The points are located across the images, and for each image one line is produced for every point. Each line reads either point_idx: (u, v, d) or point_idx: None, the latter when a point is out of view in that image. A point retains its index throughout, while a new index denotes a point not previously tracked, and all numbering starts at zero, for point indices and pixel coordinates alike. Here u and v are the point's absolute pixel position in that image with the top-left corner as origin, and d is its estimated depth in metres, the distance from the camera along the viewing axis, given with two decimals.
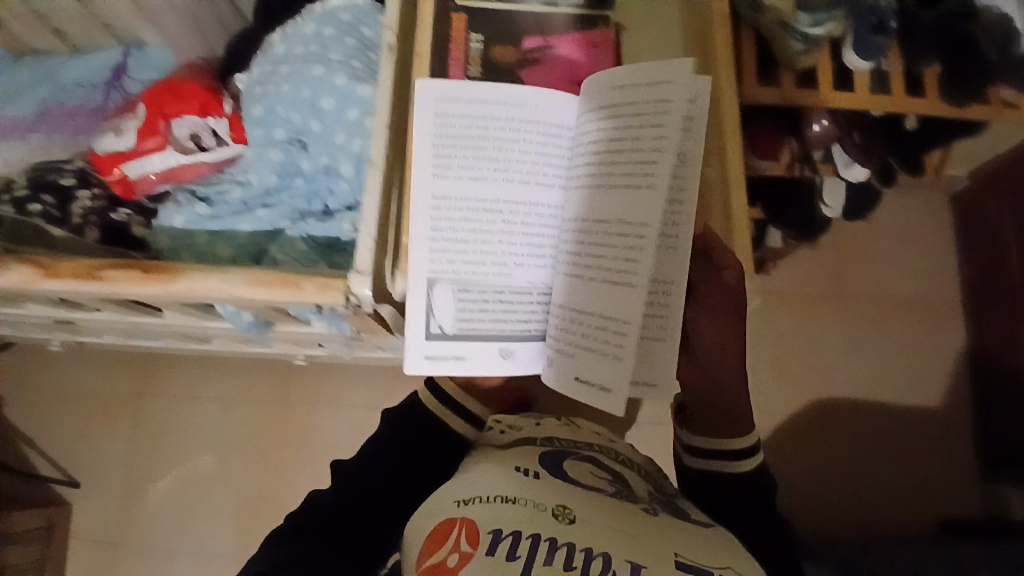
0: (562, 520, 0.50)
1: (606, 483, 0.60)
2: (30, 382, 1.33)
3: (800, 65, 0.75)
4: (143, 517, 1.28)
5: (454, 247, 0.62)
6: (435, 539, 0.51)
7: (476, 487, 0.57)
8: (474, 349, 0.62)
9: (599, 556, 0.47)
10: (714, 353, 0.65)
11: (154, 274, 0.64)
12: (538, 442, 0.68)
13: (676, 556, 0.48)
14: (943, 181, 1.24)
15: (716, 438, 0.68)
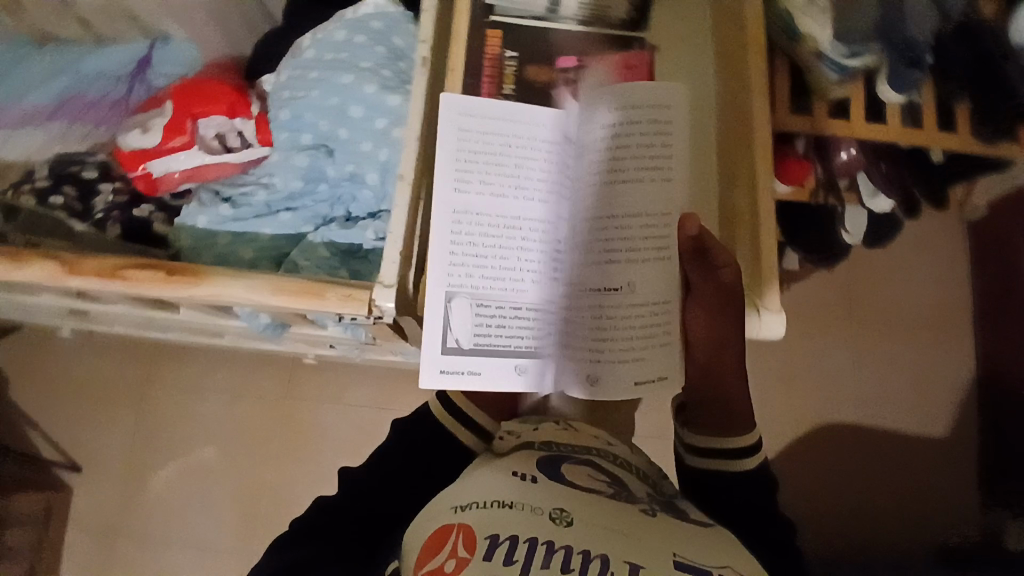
0: (558, 523, 0.45)
1: (607, 486, 0.53)
2: (35, 366, 1.33)
3: (832, 94, 0.77)
4: (143, 505, 1.28)
5: (471, 259, 0.60)
6: (428, 548, 0.45)
7: (468, 491, 0.51)
8: (490, 365, 0.60)
9: (598, 558, 0.41)
10: (711, 347, 0.59)
11: (176, 276, 0.65)
12: (536, 447, 0.60)
13: (674, 556, 0.42)
14: (962, 208, 1.23)
15: (718, 436, 0.62)
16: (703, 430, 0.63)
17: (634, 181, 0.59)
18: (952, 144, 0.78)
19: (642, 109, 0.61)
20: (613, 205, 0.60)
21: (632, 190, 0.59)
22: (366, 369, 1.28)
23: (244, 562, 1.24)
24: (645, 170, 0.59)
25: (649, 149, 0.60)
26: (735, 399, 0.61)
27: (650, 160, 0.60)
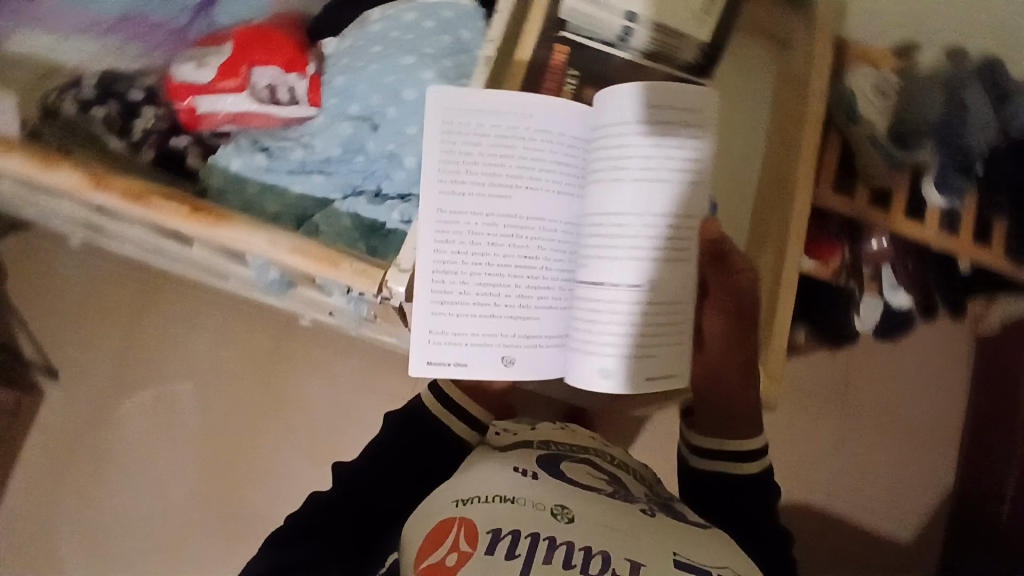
0: (561, 519, 0.52)
1: (604, 484, 0.62)
2: (36, 265, 1.33)
3: (877, 181, 0.77)
4: (109, 424, 1.28)
5: (459, 253, 0.60)
6: (432, 538, 0.51)
7: (474, 487, 0.58)
8: (475, 355, 0.61)
9: (598, 554, 0.49)
10: (721, 345, 0.64)
11: (199, 214, 0.65)
12: (535, 445, 0.70)
13: (674, 555, 0.50)
14: (976, 321, 1.21)
15: (725, 435, 0.68)
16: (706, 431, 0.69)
17: (652, 179, 0.54)
18: (983, 258, 0.78)
19: (664, 99, 0.54)
20: (628, 203, 0.55)
21: (648, 189, 0.54)
22: (355, 343, 1.27)
23: (197, 505, 1.24)
24: (669, 167, 0.54)
25: (668, 144, 0.54)
26: (740, 396, 0.66)
27: (667, 157, 0.54)
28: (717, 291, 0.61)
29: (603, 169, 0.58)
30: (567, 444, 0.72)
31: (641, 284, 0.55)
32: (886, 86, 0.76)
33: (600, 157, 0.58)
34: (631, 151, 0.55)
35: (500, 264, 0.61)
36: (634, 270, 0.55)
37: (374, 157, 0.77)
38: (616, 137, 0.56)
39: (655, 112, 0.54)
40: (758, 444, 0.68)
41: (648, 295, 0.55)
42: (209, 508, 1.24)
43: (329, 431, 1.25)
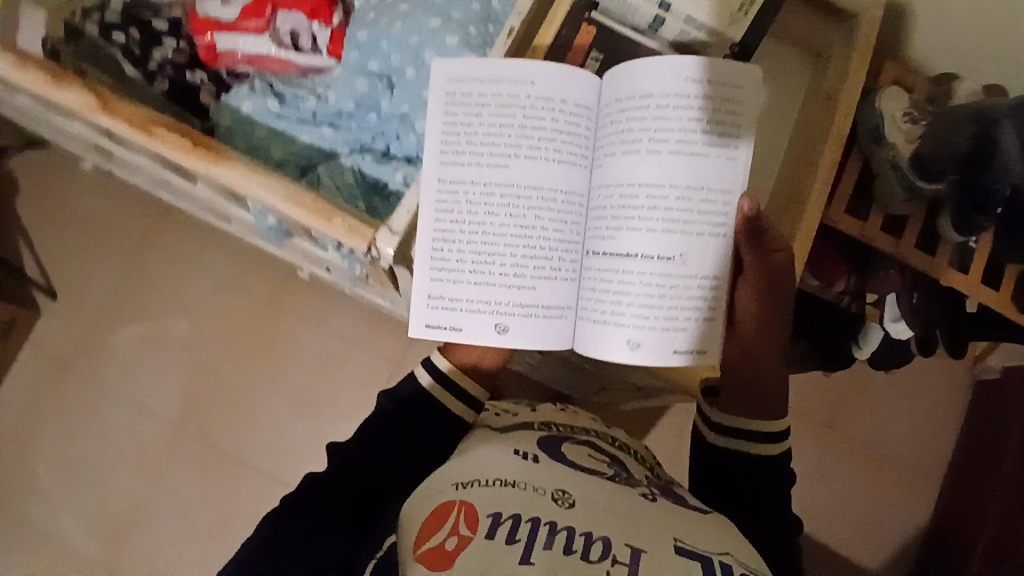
0: (561, 505, 0.51)
1: (606, 468, 0.62)
2: (46, 185, 1.33)
3: (893, 209, 0.77)
4: (101, 351, 1.29)
5: (460, 219, 0.62)
6: (433, 525, 0.50)
7: (474, 469, 0.57)
8: (473, 321, 0.62)
9: (599, 540, 0.47)
10: (757, 329, 0.66)
11: (200, 149, 0.65)
12: (536, 427, 0.70)
13: (674, 540, 0.49)
14: (976, 365, 1.20)
15: (748, 416, 0.67)
16: (728, 409, 0.68)
17: (682, 157, 0.58)
18: (987, 299, 0.77)
19: (698, 80, 0.58)
20: (657, 178, 0.59)
21: (681, 164, 0.58)
22: (352, 302, 1.27)
23: (179, 441, 1.25)
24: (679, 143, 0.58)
25: (698, 122, 0.58)
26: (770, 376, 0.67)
27: (700, 135, 0.58)
28: (756, 274, 0.63)
29: (621, 142, 0.60)
30: (568, 426, 0.71)
31: (676, 255, 0.59)
32: (917, 114, 0.74)
33: (616, 132, 0.61)
34: (662, 127, 0.59)
35: (500, 232, 0.61)
36: (669, 243, 0.59)
37: (386, 116, 0.76)
38: (638, 113, 0.59)
39: (682, 91, 0.58)
40: (779, 424, 0.67)
41: (681, 266, 0.59)
42: (188, 446, 1.25)
43: (317, 386, 1.25)
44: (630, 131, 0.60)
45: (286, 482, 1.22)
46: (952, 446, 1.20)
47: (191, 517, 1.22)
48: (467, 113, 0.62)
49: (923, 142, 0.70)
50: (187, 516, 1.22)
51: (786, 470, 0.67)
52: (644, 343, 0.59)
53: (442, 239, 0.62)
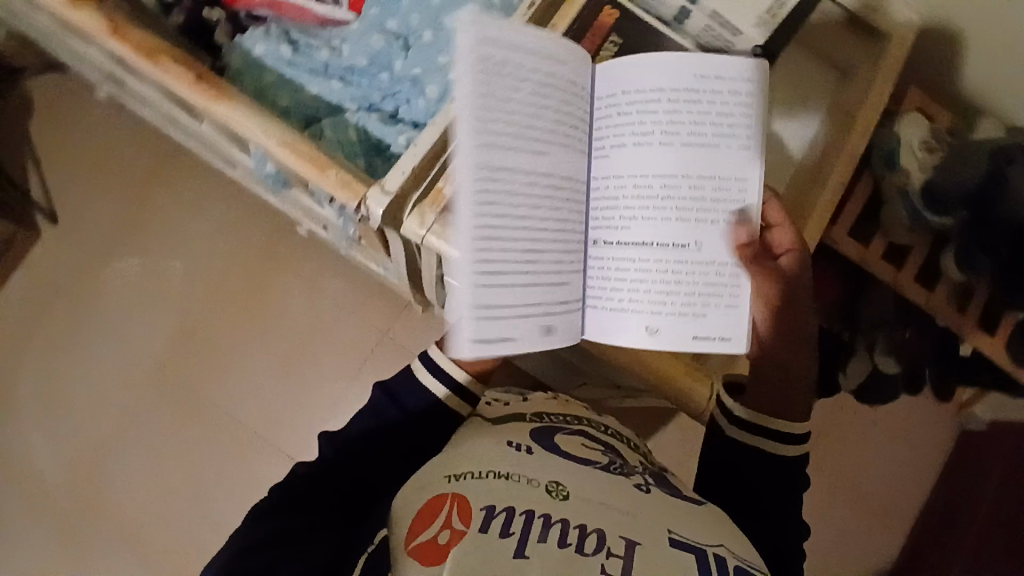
0: (555, 497, 0.49)
1: (599, 456, 0.59)
2: (60, 108, 1.32)
3: (895, 238, 0.76)
4: (93, 281, 1.27)
5: (502, 211, 0.53)
6: (423, 517, 0.48)
7: (469, 460, 0.54)
8: (522, 328, 0.55)
9: (593, 532, 0.46)
10: (783, 331, 0.60)
11: (204, 84, 0.65)
12: (527, 418, 0.65)
13: (669, 533, 0.48)
14: (961, 411, 1.19)
15: (769, 415, 0.62)
16: (747, 405, 0.62)
17: (692, 148, 0.55)
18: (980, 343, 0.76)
19: (706, 75, 0.55)
20: (669, 168, 0.55)
21: (692, 156, 0.55)
22: (348, 265, 1.27)
23: (159, 382, 1.24)
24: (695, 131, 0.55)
25: (712, 114, 0.55)
26: (788, 381, 0.62)
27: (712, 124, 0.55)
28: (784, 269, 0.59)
29: (630, 136, 0.56)
30: (561, 415, 0.67)
31: (690, 241, 0.56)
32: (934, 143, 0.73)
33: (625, 126, 0.57)
34: (674, 121, 0.55)
35: (540, 228, 0.55)
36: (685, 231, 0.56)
37: (398, 77, 0.76)
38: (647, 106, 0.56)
39: (690, 86, 0.55)
40: (799, 426, 0.62)
41: (697, 253, 0.55)
42: (167, 387, 1.24)
43: (304, 344, 1.25)
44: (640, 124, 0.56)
45: (263, 436, 1.21)
46: (927, 490, 1.19)
47: (163, 459, 1.21)
48: (498, 86, 0.53)
49: (935, 174, 0.70)
50: (160, 457, 1.21)
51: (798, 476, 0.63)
52: (662, 328, 0.56)
53: (487, 237, 0.53)
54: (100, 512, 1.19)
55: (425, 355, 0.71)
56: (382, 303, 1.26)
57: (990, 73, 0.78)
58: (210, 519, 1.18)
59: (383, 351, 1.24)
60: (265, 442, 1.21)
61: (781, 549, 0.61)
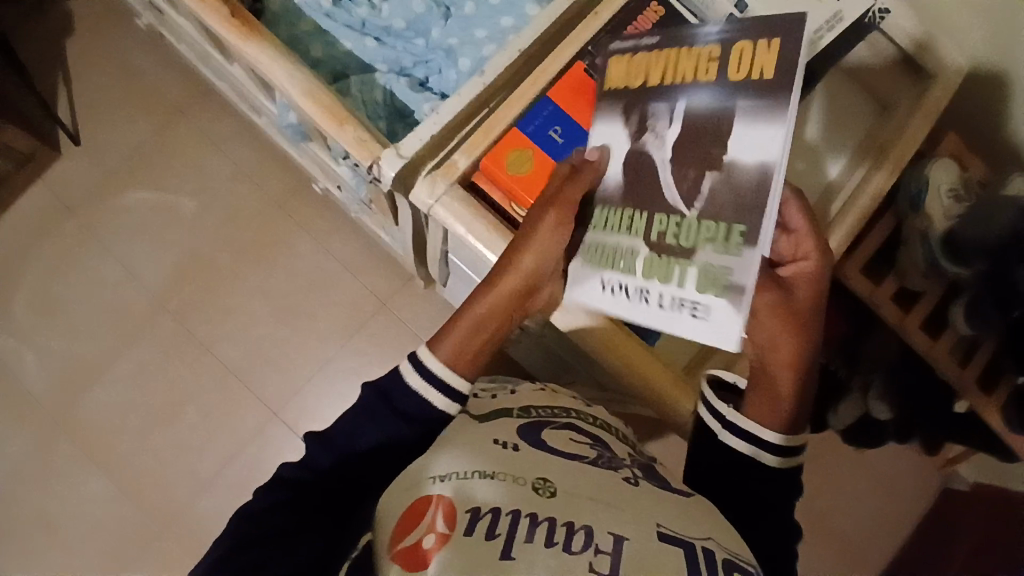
0: (541, 494, 0.49)
1: (588, 450, 0.57)
2: (99, 32, 1.32)
3: (908, 281, 0.76)
4: (106, 207, 1.27)
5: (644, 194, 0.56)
6: (405, 521, 0.47)
7: (449, 454, 0.52)
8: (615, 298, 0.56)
9: (581, 528, 0.46)
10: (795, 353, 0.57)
11: (237, 21, 0.64)
12: (514, 414, 0.61)
13: (657, 527, 0.48)
14: (945, 468, 1.18)
15: (761, 428, 0.57)
16: (742, 414, 0.58)
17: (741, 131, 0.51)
18: (977, 403, 0.75)
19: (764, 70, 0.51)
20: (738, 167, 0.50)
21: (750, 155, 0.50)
22: (358, 230, 1.26)
23: (156, 316, 1.24)
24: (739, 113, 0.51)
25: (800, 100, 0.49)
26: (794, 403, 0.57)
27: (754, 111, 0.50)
28: (801, 288, 0.56)
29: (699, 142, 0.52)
30: (547, 408, 0.64)
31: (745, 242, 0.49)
32: (962, 193, 0.72)
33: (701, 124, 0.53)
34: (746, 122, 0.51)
35: None
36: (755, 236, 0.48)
37: (433, 45, 0.77)
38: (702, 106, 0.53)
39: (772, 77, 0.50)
40: (796, 438, 0.57)
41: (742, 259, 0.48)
42: (163, 323, 1.24)
43: (303, 299, 1.25)
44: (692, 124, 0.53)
45: (250, 385, 1.22)
46: (900, 542, 1.18)
47: (148, 392, 1.21)
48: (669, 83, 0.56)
49: (959, 223, 0.69)
50: (145, 390, 1.21)
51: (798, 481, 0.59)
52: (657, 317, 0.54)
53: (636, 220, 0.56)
54: (80, 435, 1.20)
55: (411, 355, 0.58)
56: (386, 272, 1.26)
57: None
58: (186, 459, 1.19)
59: (379, 318, 1.24)
60: (250, 391, 1.22)
61: (776, 556, 0.56)
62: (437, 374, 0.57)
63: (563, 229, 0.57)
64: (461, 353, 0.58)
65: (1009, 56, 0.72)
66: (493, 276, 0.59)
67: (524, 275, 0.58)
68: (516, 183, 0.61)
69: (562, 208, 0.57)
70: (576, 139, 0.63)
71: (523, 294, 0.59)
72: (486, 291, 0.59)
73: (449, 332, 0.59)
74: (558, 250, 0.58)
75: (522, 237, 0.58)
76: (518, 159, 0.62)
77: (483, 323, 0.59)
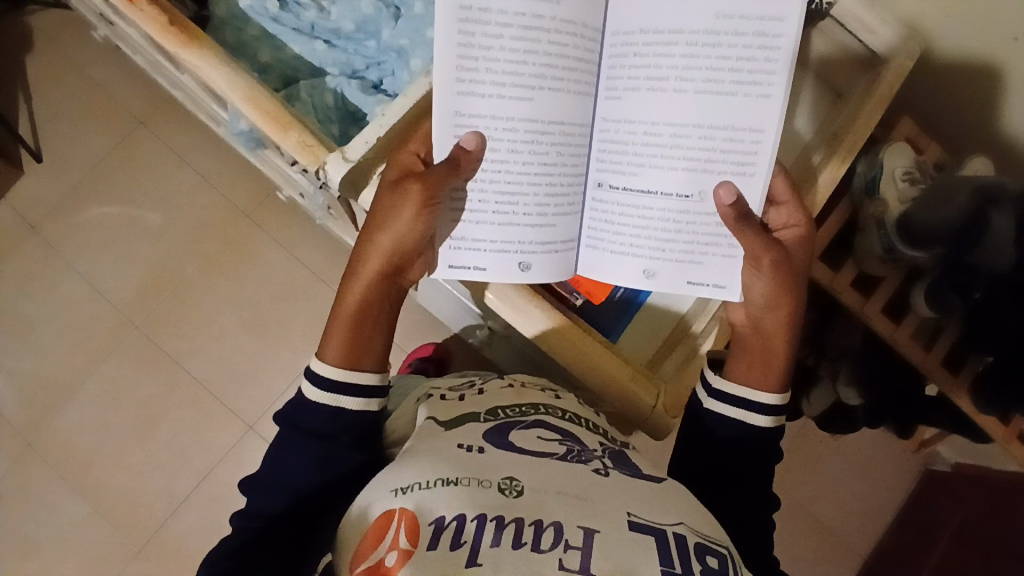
0: (508, 495, 0.47)
1: (556, 446, 0.56)
2: (55, 45, 1.29)
3: (867, 267, 0.76)
4: (70, 224, 1.25)
5: (567, 154, 0.59)
6: (366, 540, 0.46)
7: (411, 467, 0.50)
8: (501, 262, 0.60)
9: (550, 526, 0.45)
10: (783, 314, 0.59)
11: (176, 29, 0.64)
12: (481, 417, 0.60)
13: (629, 516, 0.47)
14: (924, 452, 1.19)
15: (752, 391, 0.58)
16: (735, 376, 0.59)
17: (707, 96, 0.57)
18: (945, 386, 0.75)
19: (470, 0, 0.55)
20: (679, 116, 0.58)
21: (711, 112, 0.57)
22: (329, 236, 1.25)
23: (126, 333, 1.22)
24: (458, 41, 0.56)
25: (724, 60, 0.56)
26: (778, 358, 0.59)
27: (723, 77, 0.57)
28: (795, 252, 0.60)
29: (552, 78, 0.57)
30: (515, 407, 0.63)
31: (694, 193, 0.59)
32: (917, 175, 0.73)
33: (586, 74, 0.58)
34: (463, 50, 0.56)
35: (528, 170, 0.58)
36: (441, 140, 0.57)
37: (384, 46, 0.79)
38: (497, 25, 0.55)
39: (711, 27, 0.56)
40: (780, 399, 0.59)
41: (701, 203, 0.59)
42: (133, 339, 1.22)
43: (275, 309, 1.23)
44: (511, 46, 0.56)
45: (224, 399, 1.20)
46: (883, 526, 1.19)
47: (120, 410, 1.19)
48: (634, 55, 0.58)
49: (913, 206, 0.69)
50: (118, 409, 1.19)
51: (778, 454, 0.59)
52: (658, 272, 0.61)
53: (545, 177, 0.59)
54: (52, 459, 1.17)
55: (306, 371, 0.56)
56: None
57: (986, 107, 0.77)
58: (162, 478, 1.17)
59: None
60: (224, 405, 1.20)
61: (758, 544, 0.56)
62: (344, 382, 0.55)
63: (426, 207, 0.56)
64: (349, 344, 0.56)
65: (963, 37, 0.73)
66: (354, 264, 0.58)
67: (387, 254, 0.57)
68: None
69: (426, 186, 0.56)
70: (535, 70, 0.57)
71: (392, 272, 0.58)
72: (353, 282, 0.58)
73: (331, 328, 0.57)
74: (421, 231, 0.57)
75: (380, 223, 0.57)
76: None
77: (359, 309, 0.57)
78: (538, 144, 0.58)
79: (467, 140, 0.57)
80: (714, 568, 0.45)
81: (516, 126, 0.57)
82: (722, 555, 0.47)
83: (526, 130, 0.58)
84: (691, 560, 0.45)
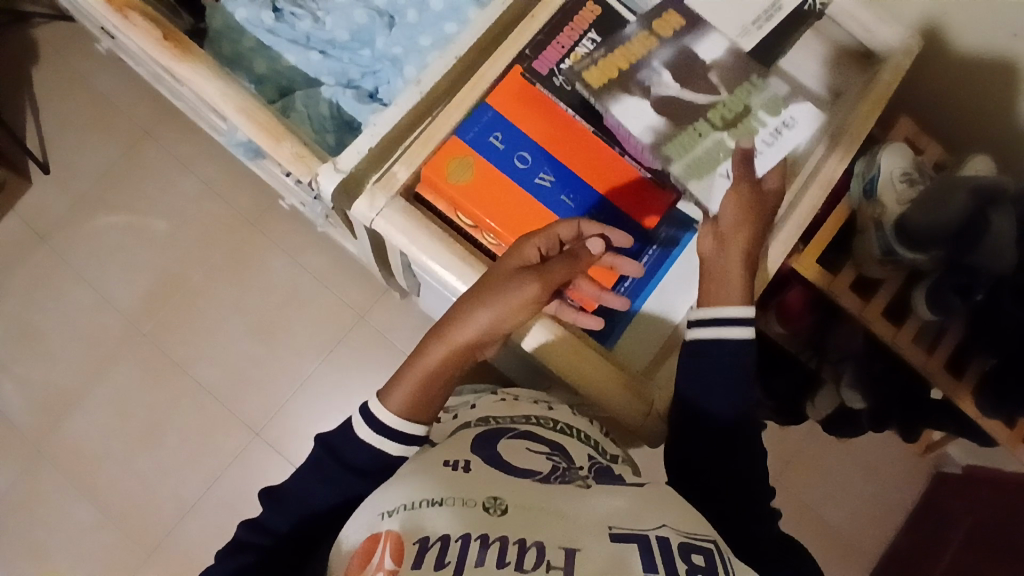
0: (492, 513, 0.47)
1: (542, 463, 0.55)
2: (60, 58, 1.31)
3: (867, 269, 0.75)
4: (79, 234, 1.26)
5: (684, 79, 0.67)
6: (355, 563, 0.46)
7: (401, 488, 0.51)
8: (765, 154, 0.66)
9: (533, 546, 0.43)
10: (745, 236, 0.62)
11: (168, 41, 0.65)
12: (472, 424, 0.63)
13: (610, 529, 0.46)
14: (935, 453, 1.17)
15: (720, 308, 0.60)
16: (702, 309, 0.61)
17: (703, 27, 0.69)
18: (947, 390, 0.74)
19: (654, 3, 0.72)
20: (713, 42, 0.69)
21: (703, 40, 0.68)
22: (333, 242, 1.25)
23: (135, 341, 1.23)
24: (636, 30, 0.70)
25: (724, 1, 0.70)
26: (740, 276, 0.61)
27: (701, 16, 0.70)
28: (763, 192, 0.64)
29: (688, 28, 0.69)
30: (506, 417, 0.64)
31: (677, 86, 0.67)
32: (916, 176, 0.72)
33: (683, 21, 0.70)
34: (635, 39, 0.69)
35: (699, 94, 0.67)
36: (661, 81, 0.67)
37: (378, 55, 0.80)
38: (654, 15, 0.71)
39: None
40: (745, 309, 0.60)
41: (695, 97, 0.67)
42: (140, 348, 1.22)
43: (281, 316, 1.24)
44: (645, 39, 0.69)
45: (232, 407, 1.21)
46: (895, 528, 1.17)
47: (129, 419, 1.20)
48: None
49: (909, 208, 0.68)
50: (126, 417, 1.20)
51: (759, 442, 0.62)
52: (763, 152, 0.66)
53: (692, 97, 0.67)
54: (63, 467, 1.18)
55: (362, 406, 0.57)
56: (363, 284, 1.25)
57: (987, 104, 0.77)
58: (172, 484, 1.18)
59: (359, 331, 1.23)
60: (232, 412, 1.20)
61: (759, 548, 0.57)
62: (392, 427, 0.56)
63: (536, 302, 0.58)
64: (414, 404, 0.57)
65: (959, 35, 0.72)
66: (447, 328, 0.59)
67: (482, 331, 0.58)
68: (457, 191, 0.64)
69: (545, 284, 0.58)
70: (516, 142, 0.66)
71: (477, 347, 0.59)
72: (438, 345, 0.58)
73: (401, 378, 0.58)
74: (520, 321, 0.58)
75: (484, 298, 0.57)
76: (460, 166, 0.64)
77: (435, 371, 0.58)
78: (678, 117, 0.66)
79: (592, 240, 0.60)
80: (699, 565, 0.45)
81: (686, 92, 0.67)
82: (706, 549, 0.46)
83: (652, 120, 0.66)
84: (675, 560, 0.44)
